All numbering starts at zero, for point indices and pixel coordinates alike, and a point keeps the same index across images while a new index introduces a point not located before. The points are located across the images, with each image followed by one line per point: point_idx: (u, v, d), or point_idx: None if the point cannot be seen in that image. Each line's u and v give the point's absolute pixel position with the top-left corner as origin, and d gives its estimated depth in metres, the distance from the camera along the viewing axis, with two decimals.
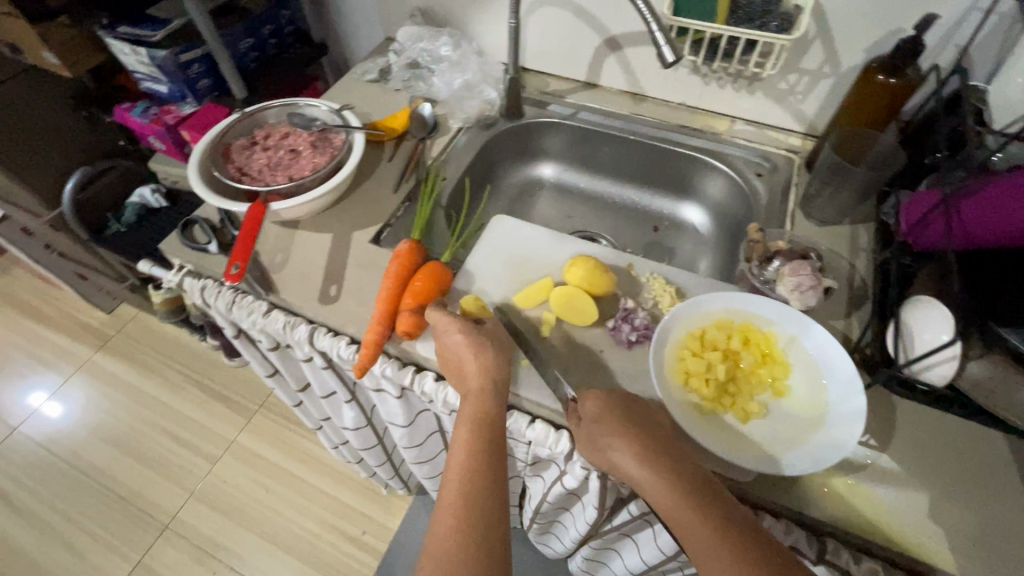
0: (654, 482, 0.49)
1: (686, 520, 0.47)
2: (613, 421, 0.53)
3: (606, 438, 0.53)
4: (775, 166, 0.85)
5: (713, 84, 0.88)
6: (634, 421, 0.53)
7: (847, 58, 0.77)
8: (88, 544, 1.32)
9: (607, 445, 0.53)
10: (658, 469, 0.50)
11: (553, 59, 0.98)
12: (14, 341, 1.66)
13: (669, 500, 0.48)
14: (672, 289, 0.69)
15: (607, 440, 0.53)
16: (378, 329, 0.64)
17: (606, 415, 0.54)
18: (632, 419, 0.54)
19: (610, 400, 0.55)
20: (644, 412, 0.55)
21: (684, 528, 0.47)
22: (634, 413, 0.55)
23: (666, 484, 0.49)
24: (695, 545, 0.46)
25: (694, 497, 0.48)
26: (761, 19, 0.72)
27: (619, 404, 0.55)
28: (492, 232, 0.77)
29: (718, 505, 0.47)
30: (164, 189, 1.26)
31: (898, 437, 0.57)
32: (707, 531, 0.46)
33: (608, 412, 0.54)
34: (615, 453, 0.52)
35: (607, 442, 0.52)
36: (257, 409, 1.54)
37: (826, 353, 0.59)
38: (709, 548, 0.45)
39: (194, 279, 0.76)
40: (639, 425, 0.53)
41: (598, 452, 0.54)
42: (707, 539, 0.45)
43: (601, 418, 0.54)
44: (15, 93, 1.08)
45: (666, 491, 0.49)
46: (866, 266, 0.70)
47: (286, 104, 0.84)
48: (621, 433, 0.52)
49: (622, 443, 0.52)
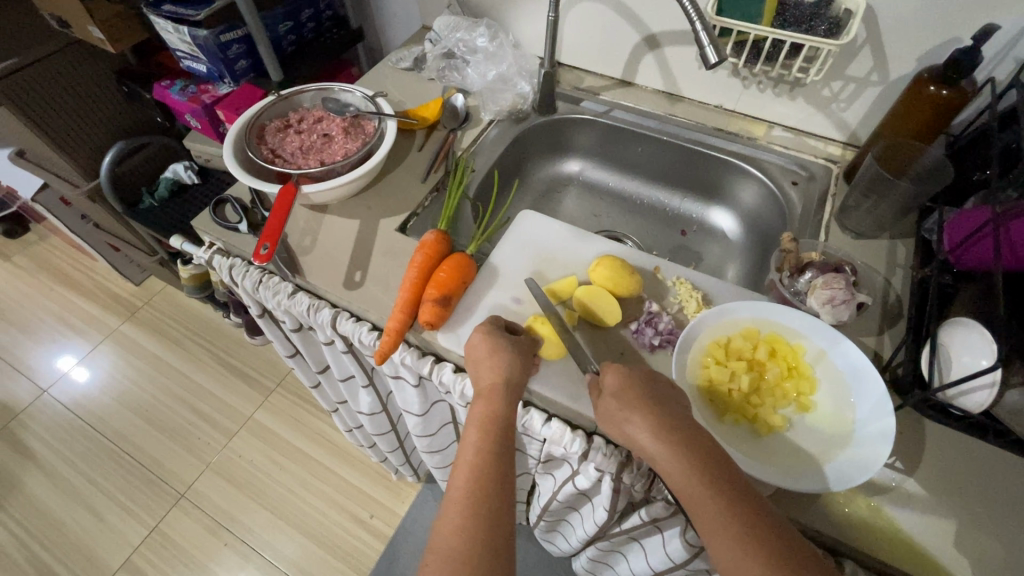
0: (670, 457, 0.49)
1: (698, 496, 0.47)
2: (632, 397, 0.53)
3: (624, 413, 0.53)
4: (812, 174, 0.83)
5: (753, 88, 0.86)
6: (655, 399, 0.53)
7: (897, 67, 0.74)
8: (108, 507, 1.37)
9: (624, 420, 0.53)
10: (673, 444, 0.49)
11: (590, 54, 0.96)
12: (47, 306, 1.72)
13: (683, 475, 0.48)
14: (699, 295, 0.67)
15: (624, 415, 0.53)
16: (400, 317, 0.65)
17: (627, 390, 0.54)
18: (653, 395, 0.53)
19: (632, 375, 0.55)
20: (661, 391, 0.54)
21: (695, 503, 0.47)
22: (654, 392, 0.54)
23: (682, 461, 0.49)
24: (707, 527, 0.46)
25: (709, 474, 0.48)
26: (810, 22, 0.69)
27: (641, 381, 0.55)
28: (518, 227, 0.76)
29: (733, 484, 0.47)
30: (196, 166, 1.28)
31: (927, 461, 0.55)
32: (719, 508, 0.46)
33: (628, 389, 0.54)
34: (632, 428, 0.52)
35: (626, 417, 0.52)
36: (274, 387, 1.57)
37: (856, 369, 0.58)
38: (720, 524, 0.45)
39: (223, 257, 0.77)
40: (659, 402, 0.53)
41: (614, 427, 0.54)
42: (717, 516, 0.46)
43: (622, 393, 0.54)
44: (60, 65, 1.11)
45: (681, 467, 0.48)
46: (902, 283, 0.68)
47: (321, 88, 0.85)
48: (640, 407, 0.52)
49: (640, 417, 0.52)
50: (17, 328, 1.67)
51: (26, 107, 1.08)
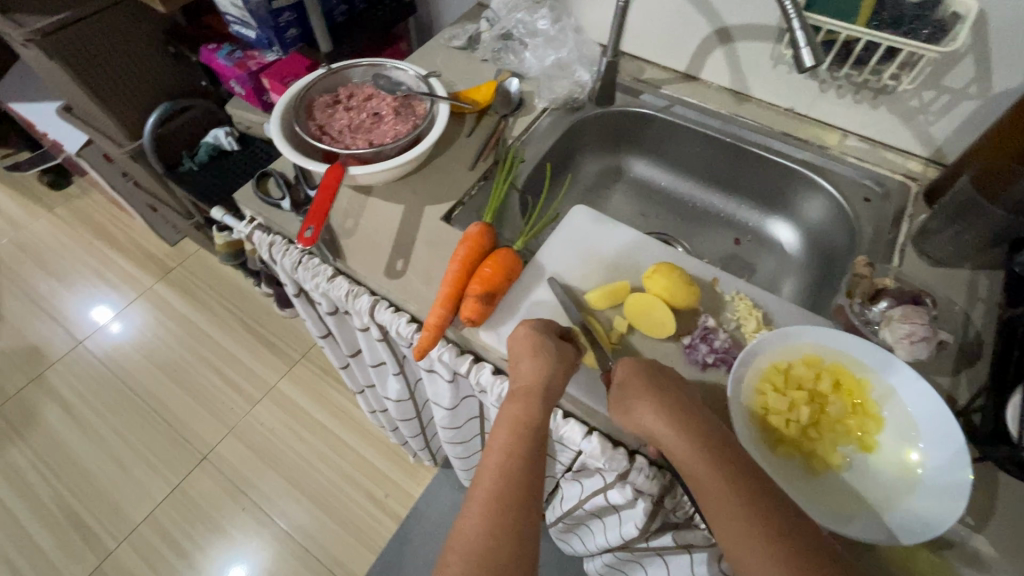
0: (695, 457, 0.48)
1: (722, 500, 0.45)
2: (639, 384, 0.53)
3: (635, 405, 0.51)
4: (887, 191, 0.76)
5: (831, 93, 0.80)
6: (661, 383, 0.53)
7: (1001, 80, 0.67)
8: (134, 460, 1.41)
9: (635, 408, 0.51)
10: (697, 445, 0.48)
11: (654, 44, 0.91)
12: (85, 259, 1.76)
13: (709, 479, 0.46)
14: (759, 313, 0.63)
15: (631, 398, 0.52)
16: (441, 312, 0.62)
17: (637, 379, 0.53)
18: (661, 385, 0.53)
19: (646, 368, 0.54)
20: (671, 382, 0.54)
21: (717, 509, 0.45)
22: (665, 385, 0.53)
23: (706, 464, 0.47)
24: (727, 529, 0.44)
25: (734, 481, 0.46)
26: (911, 25, 0.64)
27: (651, 369, 0.54)
28: (569, 224, 0.73)
29: (750, 478, 0.46)
30: (237, 133, 1.26)
31: (999, 517, 0.51)
32: (742, 516, 0.44)
33: (636, 375, 0.53)
34: (647, 422, 0.50)
35: (641, 412, 0.51)
36: (299, 358, 1.58)
37: (929, 409, 0.53)
38: (733, 514, 0.44)
39: (264, 234, 0.76)
40: (664, 385, 0.53)
41: (632, 421, 0.52)
42: (739, 521, 0.44)
43: (627, 382, 0.53)
44: (114, 20, 1.09)
45: (705, 470, 0.47)
46: (983, 320, 0.63)
47: (373, 64, 0.81)
48: (646, 392, 0.52)
49: (645, 402, 0.51)
50: (56, 278, 1.71)
51: (76, 62, 1.08)
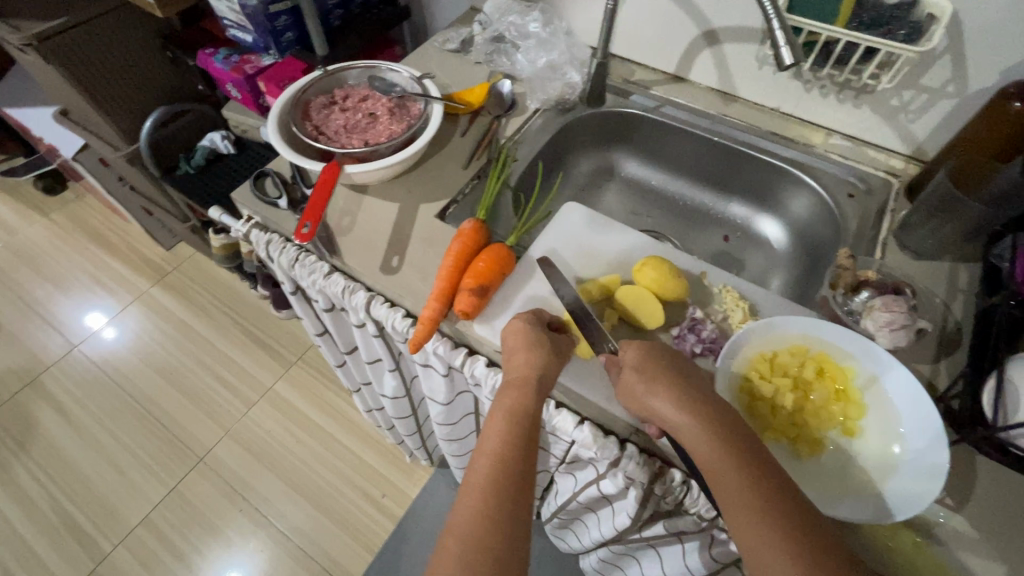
0: (701, 437, 0.49)
1: (724, 476, 0.46)
2: (650, 368, 0.54)
3: (647, 388, 0.53)
4: (870, 188, 0.78)
5: (815, 92, 0.82)
6: (671, 368, 0.54)
7: (977, 79, 0.69)
8: (130, 464, 1.41)
9: (648, 391, 0.53)
10: (700, 424, 0.49)
11: (644, 46, 0.93)
12: (80, 263, 1.76)
13: (713, 458, 0.47)
14: (745, 304, 0.65)
15: (640, 383, 0.54)
16: (435, 306, 0.64)
17: (650, 362, 0.55)
18: (669, 370, 0.54)
19: (655, 353, 0.56)
20: (681, 368, 0.55)
21: (720, 484, 0.46)
22: (676, 372, 0.54)
23: (710, 443, 0.48)
24: (727, 498, 0.45)
25: (734, 458, 0.47)
26: (889, 26, 0.66)
27: (660, 354, 0.56)
28: (560, 220, 0.74)
29: (750, 460, 0.47)
30: (233, 136, 1.27)
31: (977, 498, 0.53)
32: (746, 489, 0.45)
33: (647, 359, 0.55)
34: (656, 405, 0.52)
35: (650, 395, 0.53)
36: (295, 360, 1.59)
37: (909, 396, 0.55)
38: (735, 496, 0.45)
39: (261, 232, 0.77)
40: (673, 371, 0.54)
41: (639, 403, 0.54)
42: (742, 495, 0.45)
43: (643, 367, 0.55)
44: (112, 24, 1.10)
45: (708, 448, 0.48)
46: (963, 310, 0.65)
47: (368, 66, 0.83)
48: (659, 378, 0.53)
49: (664, 389, 0.52)
50: (52, 283, 1.72)
51: (73, 66, 1.09)
